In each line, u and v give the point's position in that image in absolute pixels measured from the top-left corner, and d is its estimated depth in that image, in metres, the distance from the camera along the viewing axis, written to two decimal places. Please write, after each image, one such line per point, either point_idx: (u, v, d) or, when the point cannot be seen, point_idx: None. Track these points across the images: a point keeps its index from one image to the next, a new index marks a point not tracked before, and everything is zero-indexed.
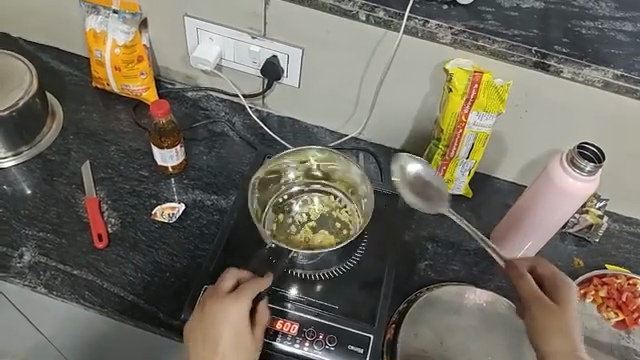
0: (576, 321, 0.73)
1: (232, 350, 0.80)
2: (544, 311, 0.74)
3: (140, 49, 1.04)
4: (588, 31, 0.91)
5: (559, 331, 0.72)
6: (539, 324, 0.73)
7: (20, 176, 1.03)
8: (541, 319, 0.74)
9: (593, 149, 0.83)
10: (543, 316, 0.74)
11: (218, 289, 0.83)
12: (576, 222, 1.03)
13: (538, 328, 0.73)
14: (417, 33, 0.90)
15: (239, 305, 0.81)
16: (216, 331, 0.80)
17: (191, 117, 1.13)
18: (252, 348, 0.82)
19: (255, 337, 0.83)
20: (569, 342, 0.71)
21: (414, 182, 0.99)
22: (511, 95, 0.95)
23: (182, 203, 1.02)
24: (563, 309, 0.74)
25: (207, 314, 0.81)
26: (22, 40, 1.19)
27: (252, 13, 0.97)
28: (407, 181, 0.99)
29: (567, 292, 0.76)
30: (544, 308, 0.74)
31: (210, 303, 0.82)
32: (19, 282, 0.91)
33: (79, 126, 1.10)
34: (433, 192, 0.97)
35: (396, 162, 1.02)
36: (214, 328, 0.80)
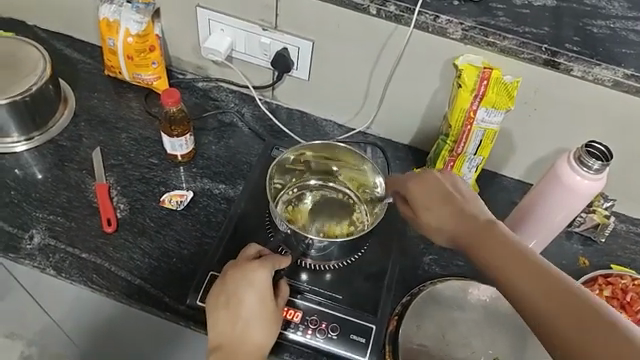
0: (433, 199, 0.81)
1: (255, 316, 0.81)
2: (431, 214, 0.80)
3: (152, 39, 1.05)
4: (600, 30, 0.91)
5: (451, 219, 0.77)
6: (424, 218, 0.81)
7: (31, 160, 1.04)
8: (428, 226, 0.80)
9: (601, 148, 0.83)
10: (427, 227, 0.81)
11: (241, 258, 0.86)
12: (582, 222, 1.03)
13: (431, 225, 0.80)
14: (427, 28, 0.90)
15: (263, 271, 0.83)
16: (240, 295, 0.82)
17: (201, 107, 1.14)
18: (275, 315, 0.83)
19: (278, 307, 0.84)
20: (460, 222, 0.76)
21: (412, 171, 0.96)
22: (521, 92, 0.95)
23: (190, 191, 1.03)
24: (432, 205, 0.80)
25: (231, 277, 0.83)
26: (36, 27, 1.20)
27: (264, 5, 0.98)
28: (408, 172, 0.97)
29: (433, 187, 0.81)
30: (418, 216, 0.82)
31: (233, 269, 0.84)
32: (28, 264, 0.93)
33: (91, 113, 1.11)
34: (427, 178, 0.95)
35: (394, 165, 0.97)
36: (239, 293, 0.82)
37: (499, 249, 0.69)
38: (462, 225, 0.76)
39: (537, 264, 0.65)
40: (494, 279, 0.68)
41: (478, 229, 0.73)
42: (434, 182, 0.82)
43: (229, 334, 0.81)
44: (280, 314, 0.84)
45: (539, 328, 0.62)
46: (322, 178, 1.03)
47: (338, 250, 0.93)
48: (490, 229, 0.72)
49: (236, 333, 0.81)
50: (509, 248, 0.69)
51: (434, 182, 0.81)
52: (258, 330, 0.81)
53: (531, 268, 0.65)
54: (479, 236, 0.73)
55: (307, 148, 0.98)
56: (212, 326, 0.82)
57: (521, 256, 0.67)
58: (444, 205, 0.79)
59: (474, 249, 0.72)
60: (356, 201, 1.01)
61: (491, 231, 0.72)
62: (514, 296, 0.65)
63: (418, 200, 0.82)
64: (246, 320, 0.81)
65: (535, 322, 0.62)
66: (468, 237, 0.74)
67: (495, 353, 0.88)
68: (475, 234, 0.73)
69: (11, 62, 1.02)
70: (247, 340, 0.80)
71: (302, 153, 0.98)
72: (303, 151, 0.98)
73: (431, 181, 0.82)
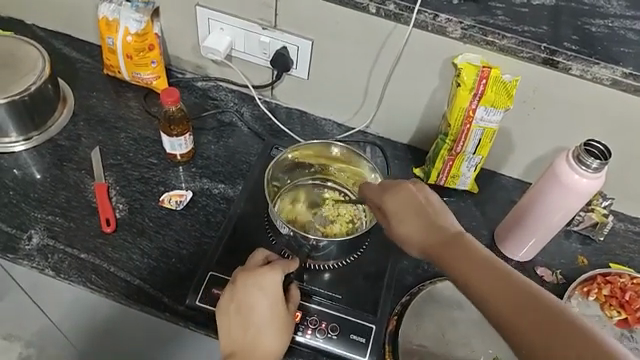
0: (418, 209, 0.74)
1: (265, 321, 0.82)
2: (402, 225, 0.74)
3: (151, 38, 1.05)
4: (598, 29, 0.91)
5: (426, 230, 0.72)
6: (398, 226, 0.75)
7: (30, 160, 1.04)
8: (401, 237, 0.74)
9: (599, 147, 0.83)
10: (399, 237, 0.75)
11: (250, 264, 0.86)
12: (581, 220, 1.04)
13: (402, 234, 0.74)
14: (427, 27, 0.90)
15: (272, 276, 0.83)
16: (250, 302, 0.82)
17: (200, 106, 1.14)
18: (287, 319, 0.83)
19: (289, 311, 0.84)
20: (436, 234, 0.71)
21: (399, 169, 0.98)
22: (520, 91, 0.95)
23: (189, 191, 1.03)
24: (407, 215, 0.74)
25: (239, 284, 0.83)
26: (34, 26, 1.20)
27: (263, 4, 0.98)
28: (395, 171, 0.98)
29: (408, 196, 0.75)
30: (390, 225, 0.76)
31: (242, 274, 0.84)
32: (27, 264, 0.93)
33: (90, 113, 1.11)
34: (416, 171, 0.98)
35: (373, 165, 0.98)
36: (248, 299, 0.82)
37: (473, 264, 0.64)
38: (437, 237, 0.70)
39: (513, 280, 0.61)
40: (470, 296, 0.63)
41: (453, 242, 0.68)
42: (408, 190, 0.76)
43: (242, 342, 0.82)
44: (292, 318, 0.84)
45: (520, 351, 0.58)
46: (320, 176, 1.03)
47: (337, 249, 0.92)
48: (465, 243, 0.67)
49: (249, 340, 0.81)
50: (486, 263, 0.64)
51: (408, 191, 0.76)
52: (271, 335, 0.82)
53: (506, 286, 0.60)
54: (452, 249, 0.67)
55: (306, 147, 0.98)
56: (225, 334, 0.83)
57: (498, 274, 0.62)
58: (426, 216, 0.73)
59: (448, 264, 0.67)
60: (354, 200, 1.01)
61: (467, 244, 0.67)
62: (492, 315, 0.60)
63: (390, 209, 0.76)
64: (258, 326, 0.82)
65: (516, 345, 0.58)
66: (442, 250, 0.69)
67: (495, 353, 0.88)
68: (448, 247, 0.68)
69: (9, 61, 1.01)
70: (260, 346, 0.81)
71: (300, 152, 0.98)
72: (302, 150, 0.98)
73: (404, 190, 0.76)
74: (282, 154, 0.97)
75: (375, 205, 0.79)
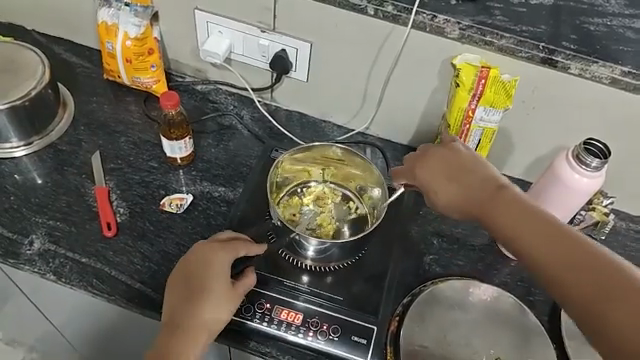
0: (451, 169, 0.83)
1: (206, 294, 0.82)
2: (440, 187, 0.83)
3: (151, 42, 1.05)
4: (597, 27, 0.91)
5: (458, 187, 0.81)
6: (432, 189, 0.84)
7: (31, 165, 1.04)
8: (437, 199, 0.83)
9: (599, 146, 0.82)
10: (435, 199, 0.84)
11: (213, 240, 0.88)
12: (581, 220, 1.01)
13: (439, 193, 0.83)
14: (425, 27, 0.90)
15: (220, 251, 0.84)
16: (195, 274, 0.83)
17: (199, 109, 1.14)
18: (229, 296, 0.83)
19: (235, 290, 0.84)
20: (466, 189, 0.80)
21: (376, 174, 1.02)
22: (519, 90, 0.95)
23: (190, 194, 1.03)
24: (439, 177, 0.84)
25: (189, 256, 0.85)
26: (34, 32, 1.21)
27: (261, 7, 0.98)
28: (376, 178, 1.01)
29: (439, 158, 0.85)
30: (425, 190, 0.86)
31: (203, 248, 0.85)
32: (28, 269, 0.93)
33: (90, 117, 1.11)
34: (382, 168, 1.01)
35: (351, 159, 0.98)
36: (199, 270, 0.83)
37: (503, 204, 0.73)
38: (470, 191, 0.79)
39: (539, 217, 0.69)
40: (502, 236, 0.72)
41: (488, 193, 0.76)
42: (441, 152, 0.85)
43: (178, 311, 0.81)
44: (236, 294, 0.83)
45: (546, 279, 0.65)
46: (323, 178, 1.03)
47: (338, 252, 0.91)
48: (496, 191, 0.76)
49: (185, 310, 0.81)
50: (514, 206, 0.72)
51: (441, 152, 0.85)
52: (210, 309, 0.81)
53: (534, 223, 0.69)
54: (485, 198, 0.76)
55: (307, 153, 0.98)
56: (166, 304, 0.83)
57: (530, 213, 0.70)
58: (457, 174, 0.82)
59: (484, 215, 0.75)
60: (356, 202, 1.01)
61: (501, 191, 0.76)
62: (517, 249, 0.69)
63: (425, 175, 0.86)
64: (197, 296, 0.82)
65: (539, 273, 0.66)
66: (476, 199, 0.78)
67: (497, 353, 0.87)
68: (482, 199, 0.77)
69: (10, 67, 1.02)
70: (195, 316, 0.81)
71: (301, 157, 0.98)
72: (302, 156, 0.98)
73: (437, 153, 0.86)
74: (280, 161, 0.96)
75: (410, 177, 0.90)
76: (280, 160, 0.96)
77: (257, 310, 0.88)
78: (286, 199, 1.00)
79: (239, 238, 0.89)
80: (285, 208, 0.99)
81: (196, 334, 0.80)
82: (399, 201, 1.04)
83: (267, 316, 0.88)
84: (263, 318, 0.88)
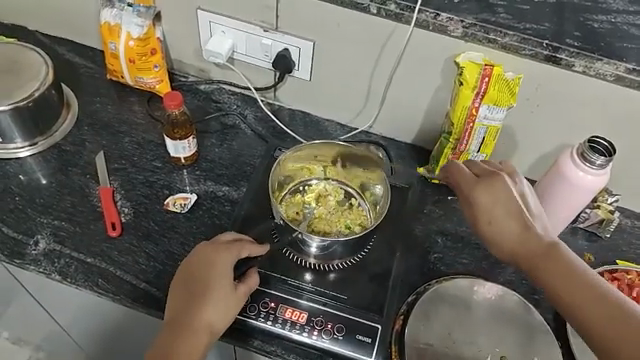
0: (509, 203, 0.77)
1: (208, 295, 0.81)
2: (493, 218, 0.77)
3: (153, 42, 1.05)
4: (601, 25, 0.90)
5: (514, 225, 0.75)
6: (481, 212, 0.78)
7: (35, 166, 1.05)
8: (485, 224, 0.77)
9: (604, 143, 0.82)
10: (483, 223, 0.78)
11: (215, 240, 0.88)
12: (586, 217, 1.03)
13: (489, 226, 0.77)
14: (428, 26, 0.90)
15: (220, 251, 0.85)
16: (198, 273, 0.83)
17: (203, 109, 1.14)
18: (230, 297, 0.82)
19: (238, 292, 0.84)
20: (521, 232, 0.75)
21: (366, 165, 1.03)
22: (523, 88, 0.94)
23: (194, 194, 1.03)
24: (496, 204, 0.77)
25: (191, 258, 0.85)
26: (38, 33, 1.21)
27: (263, 6, 0.98)
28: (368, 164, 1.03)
29: (503, 186, 0.79)
30: (476, 212, 0.79)
31: (206, 248, 0.85)
32: (34, 269, 0.93)
33: (94, 118, 1.11)
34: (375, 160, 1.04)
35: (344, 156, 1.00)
36: (201, 269, 0.84)
37: (559, 264, 0.69)
38: (525, 236, 0.74)
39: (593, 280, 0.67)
40: (551, 294, 0.69)
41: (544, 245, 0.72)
42: (499, 182, 0.79)
43: (179, 312, 0.82)
44: (238, 295, 0.83)
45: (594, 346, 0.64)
46: (324, 176, 1.03)
47: (341, 248, 0.92)
48: (554, 248, 0.71)
49: (185, 312, 0.81)
50: (567, 266, 0.69)
51: (500, 182, 0.79)
52: (211, 309, 0.81)
53: (586, 285, 0.66)
54: (537, 248, 0.72)
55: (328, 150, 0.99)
56: (168, 305, 0.84)
57: (584, 275, 0.67)
58: (514, 209, 0.76)
59: (536, 264, 0.71)
60: (359, 200, 1.01)
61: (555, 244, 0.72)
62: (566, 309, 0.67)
63: (479, 200, 0.79)
64: (197, 298, 0.82)
65: (589, 339, 0.64)
66: (529, 248, 0.73)
67: (502, 352, 0.87)
68: (538, 250, 0.72)
69: (13, 68, 1.02)
70: (196, 318, 0.80)
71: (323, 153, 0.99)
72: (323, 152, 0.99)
73: (495, 182, 0.79)
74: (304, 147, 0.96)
75: (465, 187, 0.82)
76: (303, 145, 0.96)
77: (262, 309, 0.88)
78: (287, 197, 0.99)
79: (242, 239, 0.89)
80: (286, 205, 0.98)
81: (198, 336, 0.80)
82: (403, 200, 1.03)
83: (272, 315, 0.88)
84: (268, 316, 0.88)
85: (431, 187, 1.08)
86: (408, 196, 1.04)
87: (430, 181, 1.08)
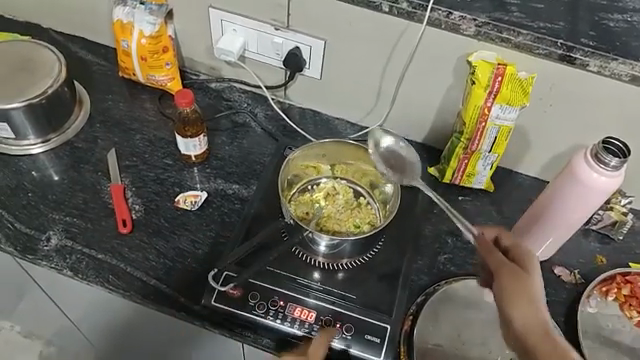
0: (532, 274, 0.71)
1: None
2: (508, 282, 0.70)
3: (165, 40, 1.05)
4: (617, 24, 0.89)
5: (528, 305, 0.69)
6: (510, 295, 0.70)
7: (48, 162, 1.06)
8: (510, 309, 0.69)
9: (618, 145, 0.81)
10: (511, 306, 0.69)
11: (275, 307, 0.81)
12: (599, 219, 1.02)
13: (504, 294, 0.70)
14: (440, 24, 0.90)
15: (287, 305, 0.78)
16: None
17: (213, 107, 1.14)
18: None
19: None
20: (537, 316, 0.68)
21: (388, 159, 0.96)
22: (536, 88, 0.93)
23: (204, 192, 1.03)
24: (530, 294, 0.69)
25: None
26: (51, 31, 1.22)
27: (275, 5, 0.98)
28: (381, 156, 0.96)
29: (535, 266, 0.73)
30: (497, 271, 0.72)
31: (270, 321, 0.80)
32: (46, 265, 0.94)
33: (106, 115, 1.12)
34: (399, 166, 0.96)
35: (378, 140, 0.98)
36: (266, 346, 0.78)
37: (551, 343, 0.66)
38: (534, 321, 0.68)
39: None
40: None
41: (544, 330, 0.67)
42: (520, 250, 0.75)
43: None
44: None
45: None
46: (333, 174, 1.03)
47: (351, 246, 0.92)
48: (550, 331, 0.67)
49: None
50: (564, 350, 0.65)
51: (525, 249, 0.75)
52: None
53: None
54: (540, 332, 0.67)
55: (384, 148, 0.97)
56: None
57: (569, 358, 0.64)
58: (533, 282, 0.70)
59: (531, 339, 0.67)
60: (368, 198, 1.01)
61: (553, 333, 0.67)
62: None
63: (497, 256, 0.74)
64: None
65: None
66: (533, 327, 0.67)
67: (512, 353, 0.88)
68: (538, 332, 0.67)
69: (27, 65, 1.03)
70: None
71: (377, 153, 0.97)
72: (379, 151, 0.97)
73: (519, 247, 0.76)
74: (377, 135, 0.97)
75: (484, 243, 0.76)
76: (380, 131, 0.97)
77: (270, 307, 0.88)
78: (296, 195, 0.99)
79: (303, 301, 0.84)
80: (295, 203, 0.98)
81: None
82: (414, 199, 1.03)
83: (281, 313, 0.88)
84: (276, 315, 0.88)
85: (441, 187, 1.07)
86: (418, 195, 1.03)
87: (440, 181, 1.07)
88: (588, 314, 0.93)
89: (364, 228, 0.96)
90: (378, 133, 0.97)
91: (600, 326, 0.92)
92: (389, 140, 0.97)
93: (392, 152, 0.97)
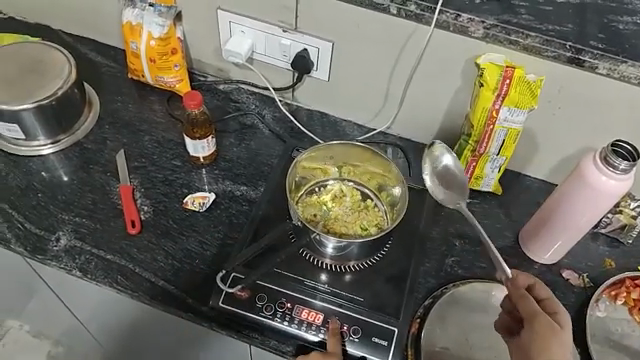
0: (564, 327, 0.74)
1: None
2: (540, 326, 0.72)
3: (174, 42, 1.06)
4: (626, 26, 0.89)
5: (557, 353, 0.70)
6: (540, 342, 0.71)
7: (58, 163, 1.06)
8: (539, 354, 0.71)
9: (627, 148, 0.81)
10: (539, 351, 0.71)
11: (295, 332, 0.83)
12: (608, 222, 1.01)
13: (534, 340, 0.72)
14: (448, 27, 0.89)
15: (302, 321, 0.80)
16: None
17: (222, 109, 1.15)
18: None
19: None
20: None
21: (441, 173, 0.95)
22: (545, 90, 0.93)
23: (212, 193, 1.04)
24: (560, 344, 0.71)
25: None
26: (62, 32, 1.23)
27: (283, 7, 0.98)
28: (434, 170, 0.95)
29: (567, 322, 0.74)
30: (528, 316, 0.74)
31: None
32: (55, 265, 0.95)
33: (115, 116, 1.13)
34: (455, 186, 0.94)
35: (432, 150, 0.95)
36: None
37: None
38: None
39: None
40: None
41: None
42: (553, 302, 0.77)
43: None
44: None
45: None
46: (340, 176, 1.03)
47: (358, 249, 0.91)
48: None
49: None
50: None
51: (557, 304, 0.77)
52: None
53: None
54: None
55: (441, 164, 0.95)
56: None
57: None
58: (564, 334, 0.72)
59: None
60: (375, 201, 1.01)
61: None
62: None
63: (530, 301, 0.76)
64: None
65: None
66: None
67: None
68: None
69: (38, 67, 1.04)
70: None
71: (433, 167, 0.95)
72: (435, 167, 0.95)
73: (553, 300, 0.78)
74: (435, 149, 0.94)
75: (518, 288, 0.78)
76: (439, 145, 0.94)
77: (278, 309, 0.88)
78: (303, 197, 0.99)
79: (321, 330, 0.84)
80: (303, 205, 0.98)
81: None
82: (421, 201, 1.03)
83: (288, 315, 0.88)
84: (284, 317, 0.88)
85: None
86: (426, 197, 1.03)
87: None
88: (597, 317, 0.93)
89: (371, 230, 0.96)
90: (436, 147, 0.94)
91: (608, 330, 0.92)
92: (447, 157, 0.94)
93: (447, 170, 0.94)
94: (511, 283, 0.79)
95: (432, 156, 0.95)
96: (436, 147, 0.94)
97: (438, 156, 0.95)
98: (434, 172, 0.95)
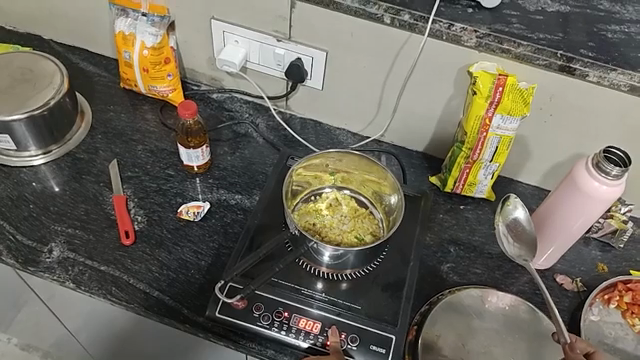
0: None
1: None
2: None
3: (167, 51, 1.06)
4: (614, 34, 0.91)
5: None
6: None
7: (49, 173, 1.05)
8: None
9: (619, 154, 0.82)
10: None
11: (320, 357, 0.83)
12: (599, 227, 1.03)
13: None
14: (441, 36, 0.90)
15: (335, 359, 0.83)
16: None
17: (215, 118, 1.15)
18: None
19: None
20: None
21: (514, 227, 0.94)
22: (535, 97, 0.94)
23: (207, 202, 1.04)
24: None
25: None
26: (52, 42, 1.22)
27: (276, 17, 0.99)
28: (508, 224, 0.94)
29: None
30: None
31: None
32: (48, 277, 0.93)
33: (107, 126, 1.12)
34: (527, 239, 0.92)
35: (503, 203, 0.95)
36: None
37: None
38: None
39: None
40: None
41: None
42: None
43: None
44: None
45: None
46: (335, 184, 1.03)
47: (354, 258, 0.92)
48: None
49: None
50: None
51: None
52: None
53: None
54: None
55: (513, 219, 0.94)
56: None
57: None
58: None
59: None
60: (371, 209, 1.02)
61: None
62: None
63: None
64: None
65: None
66: None
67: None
68: None
69: (29, 77, 1.03)
70: None
71: (506, 223, 0.94)
72: (508, 221, 0.94)
73: None
74: (508, 203, 0.94)
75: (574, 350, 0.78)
76: (513, 198, 0.94)
77: (275, 318, 0.88)
78: (299, 205, 1.00)
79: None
80: (298, 214, 0.98)
81: None
82: (416, 208, 1.03)
83: (285, 324, 0.88)
84: (281, 326, 0.88)
85: (443, 196, 1.08)
86: (420, 204, 1.04)
87: (442, 190, 1.08)
88: (591, 321, 0.94)
89: (367, 237, 0.97)
90: (510, 201, 0.94)
91: (603, 334, 0.93)
92: (521, 211, 0.93)
93: (520, 225, 0.93)
94: (569, 348, 0.78)
95: (506, 211, 0.94)
96: (510, 199, 0.94)
97: (511, 210, 0.94)
98: (507, 227, 0.94)
